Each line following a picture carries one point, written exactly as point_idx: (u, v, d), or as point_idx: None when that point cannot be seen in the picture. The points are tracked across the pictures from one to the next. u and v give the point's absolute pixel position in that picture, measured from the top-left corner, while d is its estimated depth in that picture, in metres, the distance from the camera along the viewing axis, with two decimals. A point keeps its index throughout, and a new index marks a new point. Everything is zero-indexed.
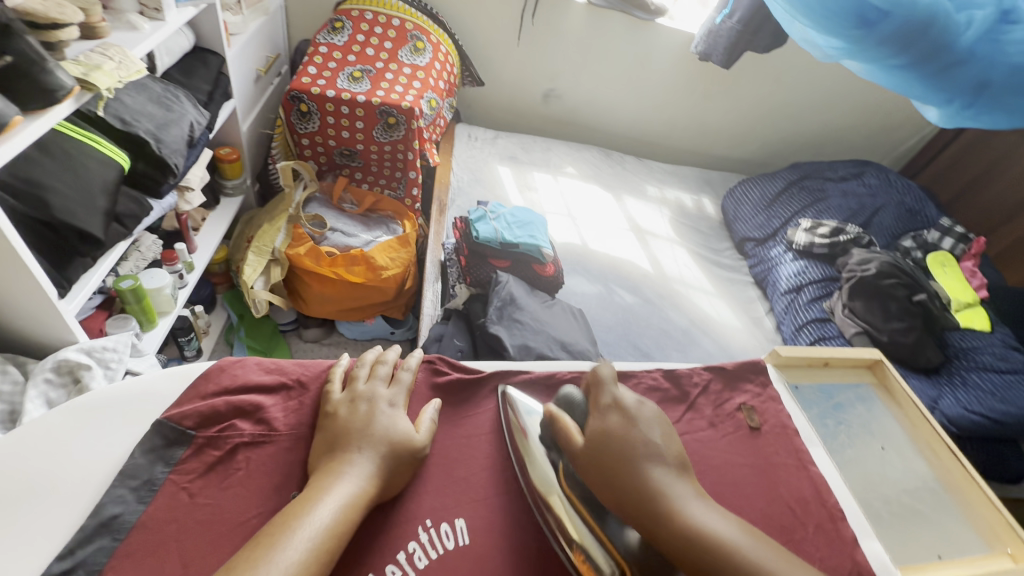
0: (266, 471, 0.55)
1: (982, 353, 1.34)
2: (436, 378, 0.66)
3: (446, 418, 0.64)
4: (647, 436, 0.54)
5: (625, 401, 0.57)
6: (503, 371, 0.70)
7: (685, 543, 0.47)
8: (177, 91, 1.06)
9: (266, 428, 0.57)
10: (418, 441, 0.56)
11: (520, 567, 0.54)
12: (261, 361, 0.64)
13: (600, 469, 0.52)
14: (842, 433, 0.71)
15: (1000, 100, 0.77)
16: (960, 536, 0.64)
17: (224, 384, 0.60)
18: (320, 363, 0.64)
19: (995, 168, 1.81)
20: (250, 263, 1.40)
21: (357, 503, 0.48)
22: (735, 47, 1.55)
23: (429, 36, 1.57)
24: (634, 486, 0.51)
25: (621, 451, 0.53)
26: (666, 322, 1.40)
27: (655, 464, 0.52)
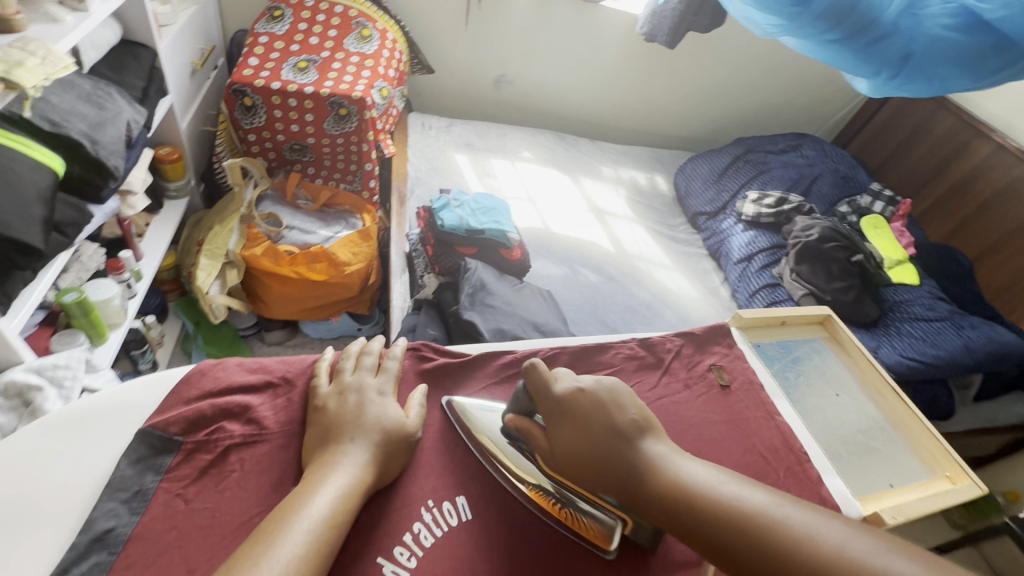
0: (262, 470, 0.54)
1: (913, 304, 1.47)
2: (422, 364, 0.67)
3: (435, 402, 0.65)
4: (605, 420, 0.53)
5: (568, 392, 0.56)
6: (486, 353, 0.72)
7: (666, 505, 0.47)
8: (108, 88, 1.00)
9: (256, 428, 0.56)
10: (409, 427, 0.57)
11: (523, 537, 0.56)
12: (242, 361, 0.63)
13: (571, 461, 0.53)
14: (802, 383, 0.77)
15: (922, 69, 0.87)
16: (908, 466, 0.71)
17: (207, 388, 0.58)
18: (303, 359, 0.64)
19: (915, 134, 1.96)
20: (203, 268, 1.33)
21: (354, 492, 0.48)
22: (679, 26, 1.60)
23: (375, 23, 1.53)
24: (606, 467, 0.51)
25: (581, 438, 0.53)
26: (630, 298, 1.45)
27: (618, 438, 0.52)
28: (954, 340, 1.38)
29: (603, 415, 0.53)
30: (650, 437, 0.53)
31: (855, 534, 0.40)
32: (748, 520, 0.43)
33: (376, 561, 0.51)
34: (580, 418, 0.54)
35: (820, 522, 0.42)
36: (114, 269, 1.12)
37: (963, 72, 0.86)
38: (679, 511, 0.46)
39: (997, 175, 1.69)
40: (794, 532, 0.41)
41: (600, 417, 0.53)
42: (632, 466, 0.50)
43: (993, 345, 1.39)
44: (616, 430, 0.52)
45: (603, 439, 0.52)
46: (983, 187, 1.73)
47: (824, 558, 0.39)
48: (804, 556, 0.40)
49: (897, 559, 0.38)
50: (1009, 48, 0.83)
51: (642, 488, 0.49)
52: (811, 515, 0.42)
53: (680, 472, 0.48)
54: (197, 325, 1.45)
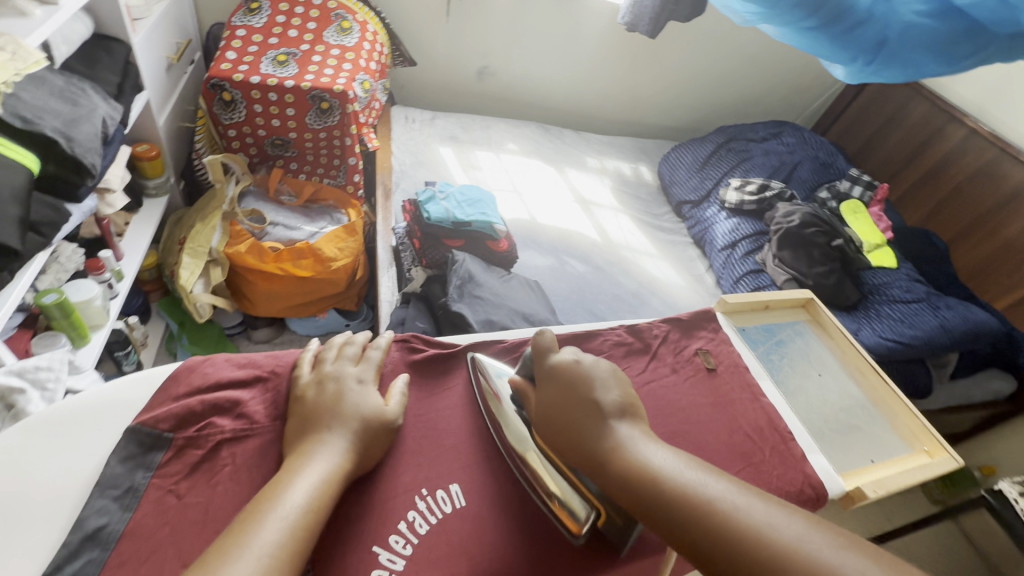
0: (254, 463, 0.54)
1: (892, 287, 1.51)
2: (412, 356, 0.67)
3: (425, 393, 0.65)
4: (587, 396, 0.54)
5: (563, 363, 0.57)
6: (476, 343, 0.72)
7: (627, 485, 0.47)
8: (81, 83, 0.97)
9: (247, 422, 0.56)
10: (389, 414, 0.57)
11: (520, 522, 0.57)
12: (230, 357, 0.62)
13: (552, 433, 0.54)
14: (786, 364, 0.78)
15: (896, 55, 0.89)
16: (887, 441, 0.74)
17: (196, 383, 0.58)
18: (293, 353, 0.64)
19: (892, 121, 2.00)
20: (185, 267, 1.32)
21: (333, 480, 0.48)
22: (660, 15, 1.60)
23: (354, 15, 1.51)
24: (578, 442, 0.52)
25: (563, 410, 0.54)
26: (617, 287, 1.47)
27: (596, 415, 0.52)
28: (930, 321, 1.42)
29: (589, 392, 0.54)
30: (626, 420, 0.53)
31: (805, 529, 0.40)
32: (702, 507, 0.43)
33: (373, 551, 0.51)
34: (568, 389, 0.55)
35: (773, 513, 0.41)
36: (94, 269, 1.09)
37: (933, 57, 0.89)
38: (638, 493, 0.46)
39: (970, 159, 1.73)
40: (744, 523, 0.41)
41: (585, 391, 0.54)
42: (602, 445, 0.50)
43: (968, 324, 1.43)
44: (597, 406, 0.53)
45: (582, 415, 0.53)
46: (957, 171, 1.77)
47: (766, 548, 0.39)
48: (748, 545, 0.39)
49: (842, 554, 0.37)
50: (980, 33, 0.85)
51: (607, 465, 0.49)
52: (772, 509, 0.41)
53: (647, 456, 0.48)
54: (182, 325, 1.43)
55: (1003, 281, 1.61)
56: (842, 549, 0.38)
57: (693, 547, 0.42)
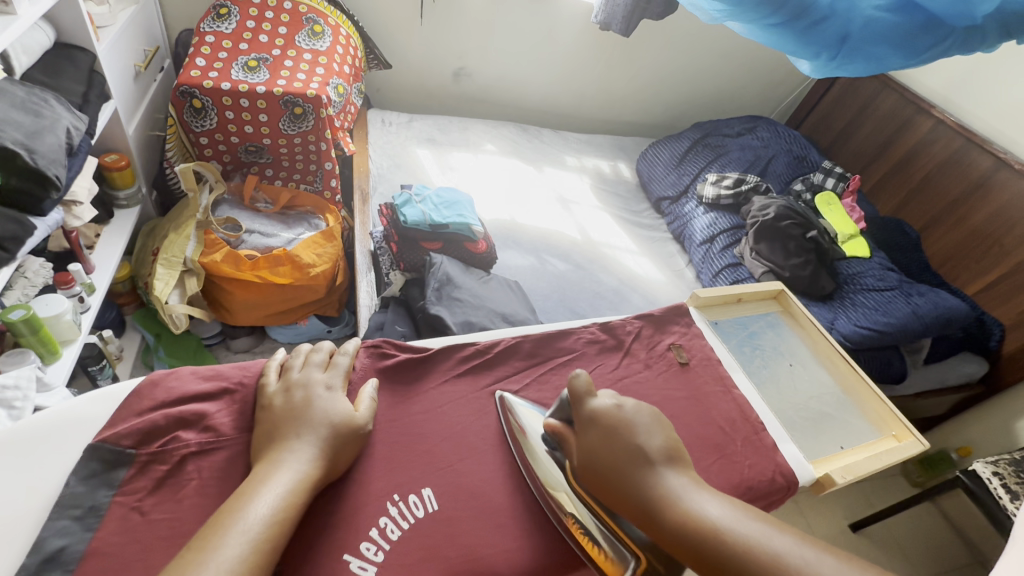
0: (222, 476, 0.53)
1: (866, 276, 1.54)
2: (382, 362, 0.66)
3: (396, 399, 0.65)
4: (631, 441, 0.51)
5: (604, 407, 0.55)
6: (450, 345, 0.72)
7: (685, 540, 0.45)
8: (43, 93, 0.95)
9: (214, 435, 0.55)
10: (358, 420, 0.57)
11: (537, 531, 0.57)
12: (196, 370, 0.61)
13: (598, 482, 0.51)
14: (758, 357, 0.79)
15: (857, 50, 0.91)
16: (857, 427, 0.75)
17: (160, 398, 0.57)
18: (261, 363, 0.63)
19: (862, 114, 2.05)
20: (159, 278, 1.29)
21: (299, 490, 0.47)
22: (633, 14, 1.62)
23: (326, 19, 1.50)
24: (629, 495, 0.49)
25: (609, 458, 0.51)
26: (598, 284, 1.48)
27: (644, 465, 0.50)
28: (903, 309, 1.45)
29: (634, 439, 0.51)
30: (672, 468, 0.50)
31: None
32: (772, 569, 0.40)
33: (344, 559, 0.51)
34: (609, 435, 0.52)
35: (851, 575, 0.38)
36: (63, 283, 1.07)
37: (896, 51, 0.92)
38: (697, 549, 0.44)
39: (937, 149, 1.77)
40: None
41: (629, 437, 0.52)
42: (653, 498, 0.47)
43: (939, 310, 1.46)
44: (643, 454, 0.50)
45: (625, 459, 0.50)
46: (925, 162, 1.81)
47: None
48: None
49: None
50: (938, 26, 0.89)
51: (661, 520, 0.46)
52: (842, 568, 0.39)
53: (701, 510, 0.46)
54: (159, 337, 1.41)
55: (971, 268, 1.64)
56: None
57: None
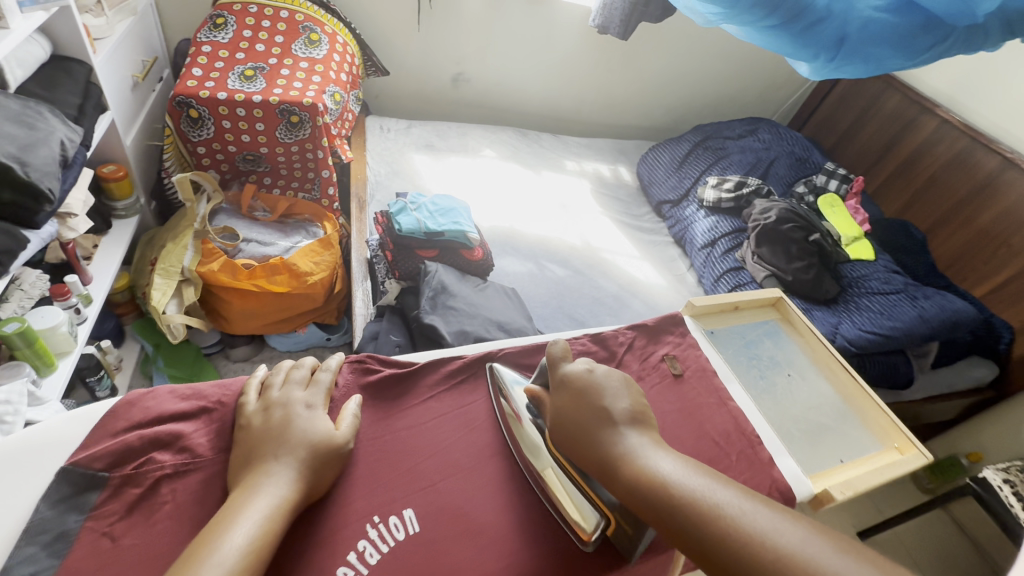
0: (197, 498, 0.52)
1: (870, 279, 1.51)
2: (366, 377, 0.66)
3: (380, 415, 0.64)
4: (598, 404, 0.56)
5: (577, 373, 0.59)
6: (436, 359, 0.71)
7: (636, 490, 0.49)
8: (37, 105, 0.96)
9: (189, 456, 0.55)
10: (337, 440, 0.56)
11: (525, 530, 0.58)
12: (174, 388, 0.61)
13: (565, 439, 0.56)
14: (755, 366, 0.78)
15: (856, 52, 0.90)
16: (859, 440, 0.73)
17: (137, 418, 0.56)
18: (243, 380, 0.62)
19: (865, 114, 2.02)
20: (157, 288, 1.30)
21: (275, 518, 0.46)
22: (631, 18, 1.60)
23: (323, 27, 1.50)
24: (591, 450, 0.54)
25: (576, 417, 0.56)
26: (598, 290, 1.46)
27: (608, 424, 0.55)
28: (909, 312, 1.42)
29: (601, 400, 0.56)
30: (634, 428, 0.55)
31: (803, 536, 0.42)
32: (708, 516, 0.45)
33: None
34: (580, 398, 0.57)
35: (777, 522, 0.43)
36: (59, 295, 1.07)
37: (895, 52, 0.90)
38: (645, 499, 0.49)
39: (942, 149, 1.75)
40: (747, 533, 0.42)
41: (597, 401, 0.56)
42: (612, 453, 0.52)
43: (945, 314, 1.43)
44: (608, 415, 0.55)
45: (592, 420, 0.55)
46: (931, 161, 1.78)
47: (770, 556, 0.41)
48: (746, 548, 0.42)
49: (841, 559, 0.40)
50: (937, 26, 0.87)
51: (618, 472, 0.51)
52: (775, 517, 0.43)
53: (653, 466, 0.50)
54: (157, 347, 1.42)
55: (980, 269, 1.62)
56: (842, 556, 0.40)
57: (699, 553, 0.44)
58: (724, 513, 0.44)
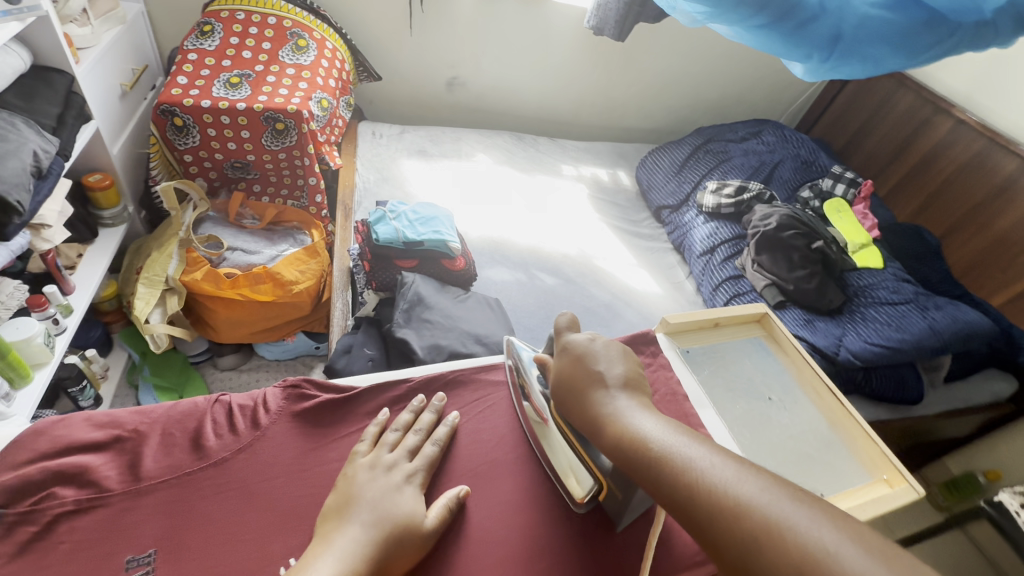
0: (94, 539, 0.54)
1: (877, 289, 1.44)
2: (301, 403, 0.68)
3: (310, 443, 0.65)
4: (592, 368, 0.59)
5: (579, 341, 0.63)
6: (378, 384, 0.73)
7: (618, 446, 0.52)
8: (13, 117, 0.97)
9: (94, 491, 0.56)
10: (425, 524, 0.57)
11: (537, 526, 0.63)
12: (90, 415, 0.63)
13: (563, 401, 0.61)
14: (727, 390, 0.75)
15: (853, 52, 0.83)
16: (846, 471, 0.69)
17: (43, 448, 0.58)
18: (163, 408, 0.65)
19: (877, 115, 1.94)
20: (141, 297, 1.30)
21: (357, 565, 0.50)
22: (627, 18, 1.54)
23: (311, 33, 1.48)
24: (582, 409, 0.57)
25: (572, 381, 0.60)
26: (589, 299, 1.42)
27: (598, 386, 0.58)
28: (918, 323, 1.35)
29: (595, 365, 0.60)
30: (625, 391, 0.57)
31: (764, 488, 0.42)
32: (677, 468, 0.46)
33: None
34: (576, 364, 0.61)
35: (741, 476, 0.43)
36: (36, 306, 1.06)
37: (895, 52, 0.83)
38: (625, 453, 0.51)
39: (958, 151, 1.67)
40: (711, 485, 0.43)
41: (590, 366, 0.60)
42: (600, 412, 0.55)
43: (957, 326, 1.35)
44: (600, 378, 0.58)
45: (585, 382, 0.59)
46: (946, 164, 1.70)
47: (728, 505, 0.42)
48: (708, 498, 0.43)
49: (797, 507, 0.40)
50: (940, 23, 0.81)
51: (603, 430, 0.54)
52: (740, 472, 0.44)
53: (634, 423, 0.52)
54: (144, 355, 1.41)
55: (997, 277, 1.54)
56: (801, 508, 0.40)
57: (670, 503, 0.46)
58: (692, 466, 0.46)
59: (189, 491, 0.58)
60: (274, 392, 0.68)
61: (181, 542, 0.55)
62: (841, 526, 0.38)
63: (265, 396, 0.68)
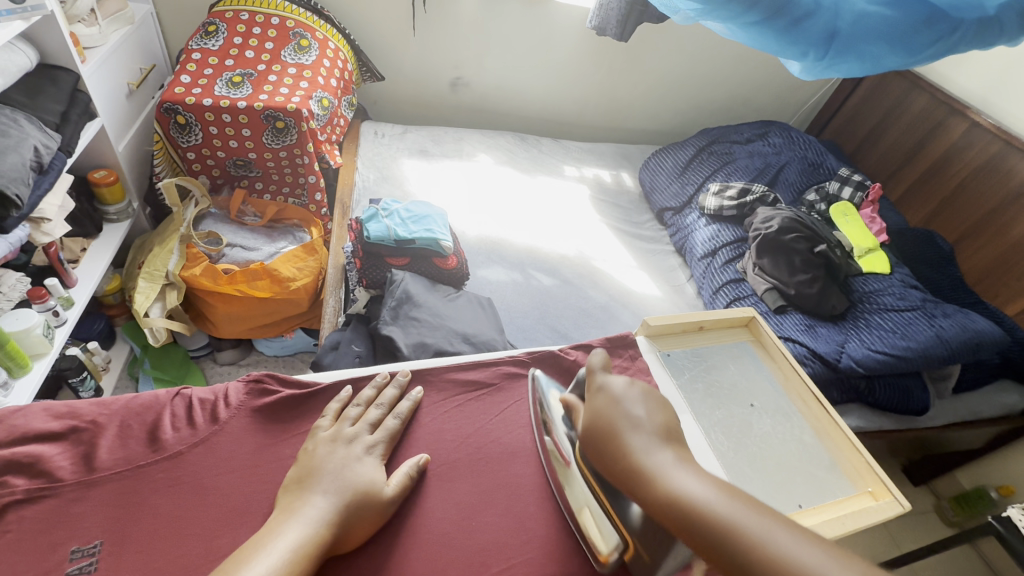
0: (41, 529, 0.55)
1: (883, 295, 1.40)
2: (263, 399, 0.69)
3: (272, 436, 0.66)
4: (628, 413, 0.53)
5: (610, 381, 0.57)
6: (344, 378, 0.74)
7: (672, 510, 0.45)
8: (15, 114, 0.99)
9: (47, 481, 0.58)
10: (385, 492, 0.59)
11: (518, 520, 0.63)
12: (50, 406, 0.65)
13: (592, 448, 0.54)
14: (708, 395, 0.81)
15: (849, 50, 0.80)
16: (833, 482, 0.74)
17: (0, 437, 0.60)
18: (123, 400, 0.66)
19: (889, 116, 1.89)
20: (141, 291, 1.33)
21: (322, 530, 0.53)
22: (628, 18, 1.53)
23: (314, 33, 1.50)
24: (620, 460, 0.50)
25: (605, 425, 0.53)
26: (585, 301, 1.40)
27: (637, 434, 0.51)
28: (925, 331, 1.31)
29: (631, 411, 0.53)
30: (668, 443, 0.51)
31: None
32: (755, 548, 0.40)
33: None
34: (610, 407, 0.54)
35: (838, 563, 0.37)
36: (37, 297, 1.09)
37: (895, 49, 0.80)
38: (682, 519, 0.44)
39: (973, 154, 1.62)
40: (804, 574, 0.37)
41: (626, 410, 0.53)
42: (644, 466, 0.48)
43: (967, 334, 1.31)
44: (638, 425, 0.52)
45: (622, 429, 0.52)
46: (960, 167, 1.65)
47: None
48: None
49: None
50: (941, 19, 0.78)
51: (648, 489, 0.47)
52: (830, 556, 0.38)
53: (686, 484, 0.46)
54: (145, 349, 1.44)
55: (1012, 286, 1.49)
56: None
57: None
58: (774, 547, 0.39)
59: (140, 483, 0.60)
60: (237, 386, 0.70)
61: (127, 535, 0.56)
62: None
63: (227, 390, 0.69)
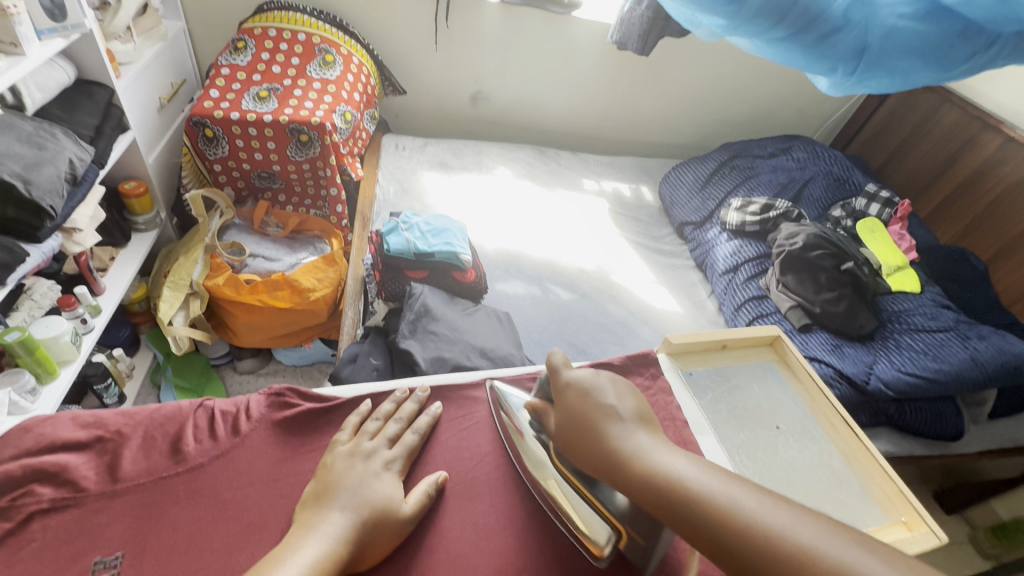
0: (64, 538, 0.56)
1: (914, 315, 1.35)
2: (284, 412, 0.69)
3: (292, 451, 0.66)
4: (602, 402, 0.57)
5: (577, 375, 0.61)
6: (363, 394, 0.73)
7: (648, 488, 0.49)
8: (52, 128, 1.02)
9: (71, 491, 0.59)
10: (402, 510, 0.59)
11: (531, 545, 0.61)
12: (78, 416, 0.66)
13: (569, 440, 0.57)
14: (733, 418, 0.79)
15: (880, 63, 0.78)
16: (865, 511, 0.71)
17: (27, 446, 0.61)
18: (147, 410, 0.67)
19: (917, 131, 1.85)
20: (166, 299, 1.35)
21: (339, 548, 0.52)
22: (650, 33, 1.53)
23: (339, 49, 1.52)
24: (598, 447, 0.54)
25: (581, 416, 0.57)
26: (603, 316, 1.38)
27: (612, 422, 0.55)
28: (959, 353, 1.26)
29: (604, 400, 0.57)
30: (642, 427, 0.55)
31: (828, 534, 0.41)
32: (725, 514, 0.44)
33: None
34: (583, 398, 0.58)
35: (795, 518, 0.42)
36: (66, 305, 1.13)
37: (926, 64, 0.78)
38: (658, 495, 0.48)
39: (1007, 170, 1.57)
40: (764, 532, 0.42)
41: (599, 401, 0.57)
42: (622, 449, 0.52)
43: (1003, 357, 1.25)
44: (611, 412, 0.56)
45: (597, 419, 0.56)
46: (994, 183, 1.60)
47: (788, 552, 0.40)
48: (766, 549, 0.41)
49: (856, 550, 0.39)
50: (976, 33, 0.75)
51: (627, 470, 0.51)
52: (794, 517, 0.42)
53: (663, 461, 0.50)
54: (167, 356, 1.46)
55: None
56: (860, 551, 0.39)
57: (716, 551, 0.43)
58: (741, 510, 0.44)
59: (162, 496, 0.60)
60: (259, 399, 0.70)
61: (147, 547, 0.56)
62: (908, 565, 0.37)
63: (249, 403, 0.70)
